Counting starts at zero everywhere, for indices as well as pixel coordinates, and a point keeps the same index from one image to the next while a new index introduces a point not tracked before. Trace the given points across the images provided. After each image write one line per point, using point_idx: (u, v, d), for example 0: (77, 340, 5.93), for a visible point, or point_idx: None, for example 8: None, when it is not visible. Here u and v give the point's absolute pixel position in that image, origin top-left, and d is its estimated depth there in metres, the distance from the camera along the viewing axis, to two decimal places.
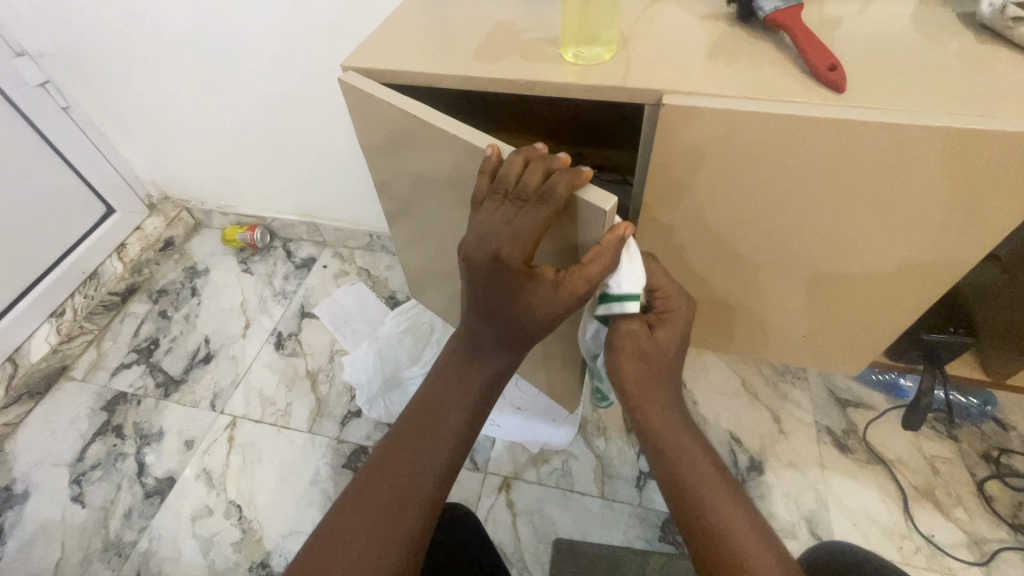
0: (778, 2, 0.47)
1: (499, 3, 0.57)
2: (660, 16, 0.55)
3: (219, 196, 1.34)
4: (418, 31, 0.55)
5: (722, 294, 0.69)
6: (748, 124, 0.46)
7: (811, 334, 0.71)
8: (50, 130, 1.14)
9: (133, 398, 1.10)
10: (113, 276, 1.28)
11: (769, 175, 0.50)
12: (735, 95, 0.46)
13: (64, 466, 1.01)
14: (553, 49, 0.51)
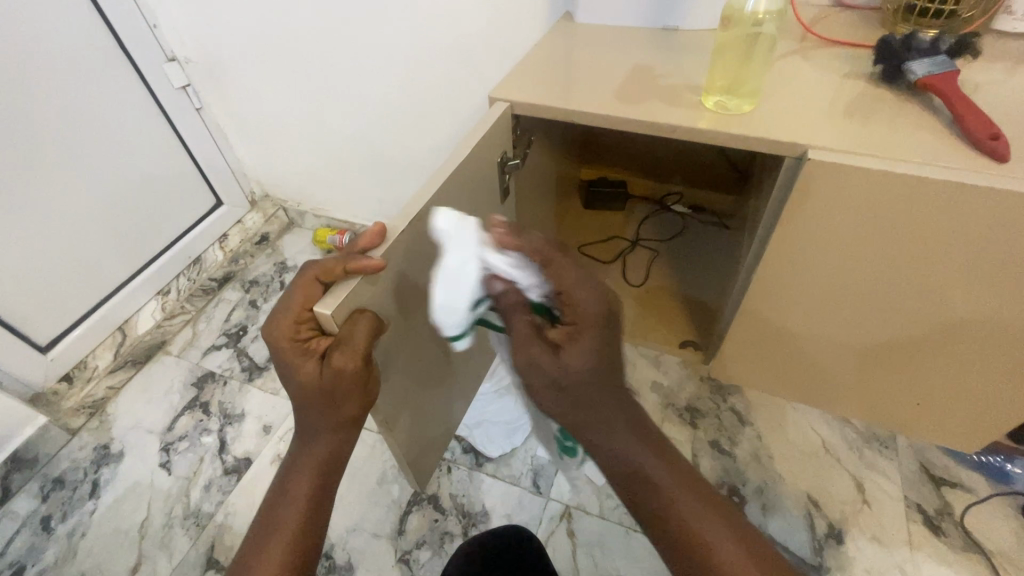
0: (931, 66, 0.47)
1: (633, 49, 0.60)
2: (797, 68, 0.56)
3: (315, 199, 1.43)
4: (557, 67, 0.59)
5: (820, 353, 0.67)
6: (894, 186, 0.45)
7: (909, 400, 0.69)
8: (183, 127, 1.26)
9: (220, 379, 1.17)
10: (214, 264, 1.40)
11: (913, 238, 0.48)
12: (887, 155, 0.45)
13: (155, 433, 1.09)
14: (688, 96, 0.52)
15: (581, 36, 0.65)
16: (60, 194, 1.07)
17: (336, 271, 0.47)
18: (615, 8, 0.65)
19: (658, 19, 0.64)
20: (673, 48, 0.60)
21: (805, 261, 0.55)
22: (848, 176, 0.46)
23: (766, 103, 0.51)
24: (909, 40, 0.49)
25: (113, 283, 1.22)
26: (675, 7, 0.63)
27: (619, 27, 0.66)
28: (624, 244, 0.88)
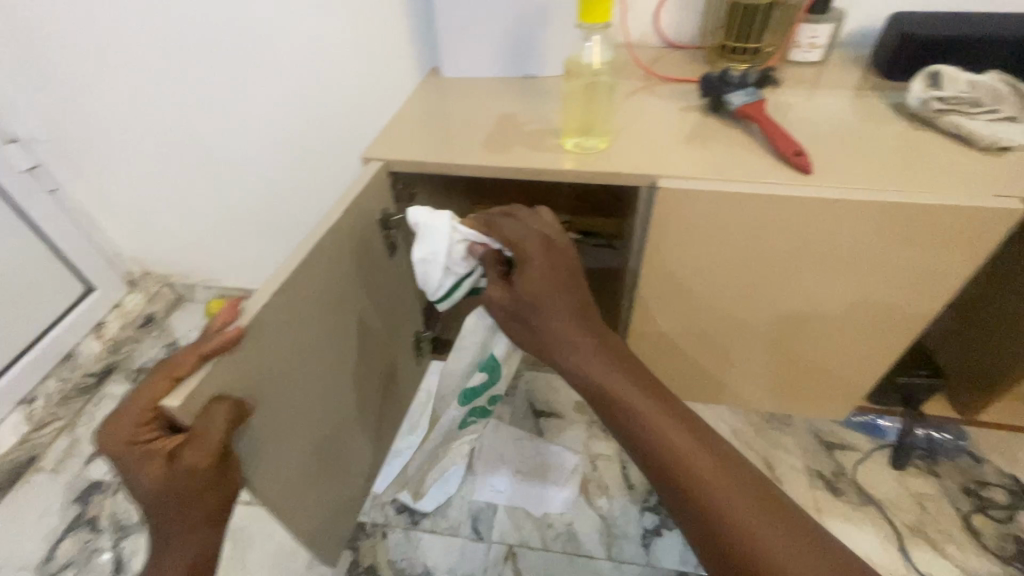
0: (744, 97, 0.55)
1: (497, 98, 0.64)
2: (642, 105, 0.62)
3: (203, 270, 1.34)
4: (428, 121, 0.61)
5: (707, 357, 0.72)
6: (729, 203, 0.52)
7: (788, 385, 0.75)
8: (35, 211, 1.13)
9: (108, 487, 1.04)
10: (91, 357, 1.25)
11: (754, 242, 0.54)
12: (718, 179, 0.52)
13: (30, 568, 0.94)
14: (550, 139, 0.57)
15: (448, 91, 0.69)
16: None
17: (188, 364, 0.41)
18: (476, 62, 0.70)
19: (517, 69, 0.70)
20: (534, 95, 0.65)
21: (674, 277, 0.61)
22: (693, 198, 0.52)
23: (617, 140, 0.56)
24: (724, 76, 0.57)
25: None
26: (531, 58, 0.68)
27: (484, 80, 0.70)
28: None
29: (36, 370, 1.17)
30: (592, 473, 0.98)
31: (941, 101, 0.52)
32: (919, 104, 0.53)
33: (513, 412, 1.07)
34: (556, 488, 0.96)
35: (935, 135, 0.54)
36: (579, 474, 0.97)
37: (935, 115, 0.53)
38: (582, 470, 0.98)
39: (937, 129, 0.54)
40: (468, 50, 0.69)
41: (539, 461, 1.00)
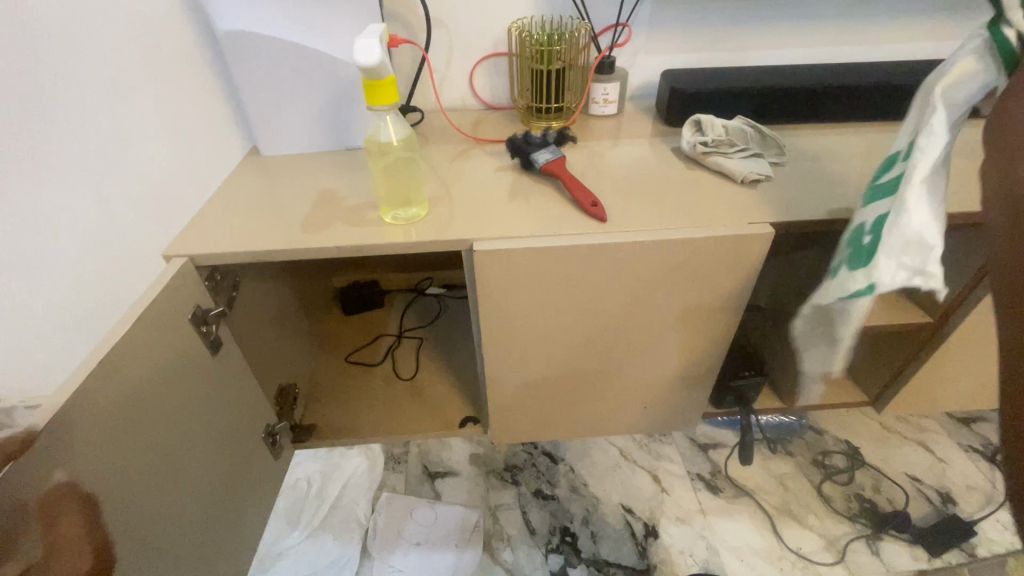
0: (547, 155, 0.61)
1: (319, 177, 0.64)
2: (463, 170, 0.66)
3: None
4: (245, 208, 0.59)
5: (567, 397, 0.73)
6: (545, 258, 0.54)
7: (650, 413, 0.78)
8: None
9: None
10: None
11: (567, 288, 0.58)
12: (529, 236, 0.55)
13: None
14: (372, 215, 0.57)
15: (269, 173, 0.67)
16: None
17: None
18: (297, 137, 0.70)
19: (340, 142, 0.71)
20: (357, 169, 0.66)
21: (515, 328, 0.62)
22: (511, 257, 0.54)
23: (436, 208, 0.59)
24: (527, 138, 0.62)
25: None
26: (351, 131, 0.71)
27: (308, 158, 0.70)
28: (390, 342, 0.90)
29: None
30: (493, 526, 0.96)
31: (703, 143, 0.64)
32: (690, 146, 0.64)
33: (406, 480, 1.03)
34: (460, 552, 0.92)
35: (707, 174, 0.63)
36: (481, 531, 0.95)
37: (702, 154, 0.63)
38: (483, 526, 0.96)
39: (706, 166, 0.64)
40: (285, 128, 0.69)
41: (439, 527, 0.96)
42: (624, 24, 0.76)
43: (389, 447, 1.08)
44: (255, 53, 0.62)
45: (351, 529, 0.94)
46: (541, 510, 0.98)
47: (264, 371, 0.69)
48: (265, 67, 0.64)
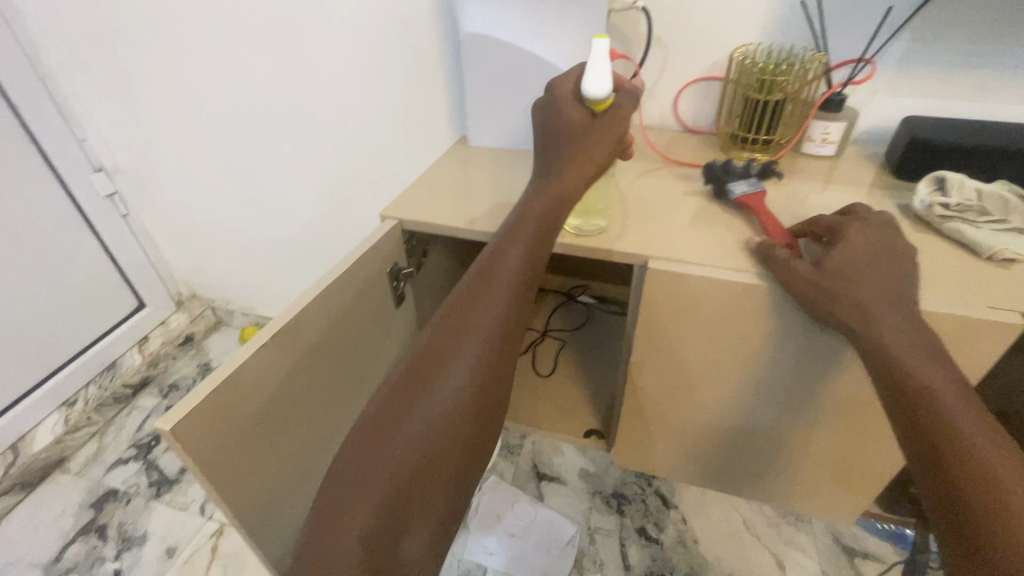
0: (745, 187, 0.58)
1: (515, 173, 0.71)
2: (650, 187, 0.66)
3: (243, 298, 1.44)
4: (449, 189, 0.68)
5: (691, 442, 0.69)
6: (718, 292, 0.52)
7: (776, 487, 0.71)
8: (108, 232, 1.27)
9: (122, 496, 1.08)
10: (130, 368, 1.33)
11: (738, 332, 0.55)
12: (711, 266, 0.53)
13: (39, 566, 0.98)
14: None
15: (472, 162, 0.75)
16: None
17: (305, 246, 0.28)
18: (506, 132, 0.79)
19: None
20: None
21: (662, 356, 0.61)
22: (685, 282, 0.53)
23: (616, 220, 0.60)
24: (727, 167, 0.60)
25: (12, 397, 1.14)
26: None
27: (507, 154, 0.77)
28: (534, 337, 0.94)
29: (81, 375, 1.25)
30: (588, 547, 0.94)
31: (943, 207, 0.54)
32: (923, 208, 0.55)
33: (515, 471, 1.06)
34: (549, 559, 0.92)
35: (940, 241, 0.54)
36: (574, 547, 0.94)
37: (938, 219, 0.54)
38: (579, 543, 0.95)
39: (940, 233, 0.55)
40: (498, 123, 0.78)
41: (536, 528, 0.97)
42: (869, 59, 0.68)
43: (507, 435, 1.13)
44: (489, 56, 0.70)
45: None
46: (641, 550, 0.93)
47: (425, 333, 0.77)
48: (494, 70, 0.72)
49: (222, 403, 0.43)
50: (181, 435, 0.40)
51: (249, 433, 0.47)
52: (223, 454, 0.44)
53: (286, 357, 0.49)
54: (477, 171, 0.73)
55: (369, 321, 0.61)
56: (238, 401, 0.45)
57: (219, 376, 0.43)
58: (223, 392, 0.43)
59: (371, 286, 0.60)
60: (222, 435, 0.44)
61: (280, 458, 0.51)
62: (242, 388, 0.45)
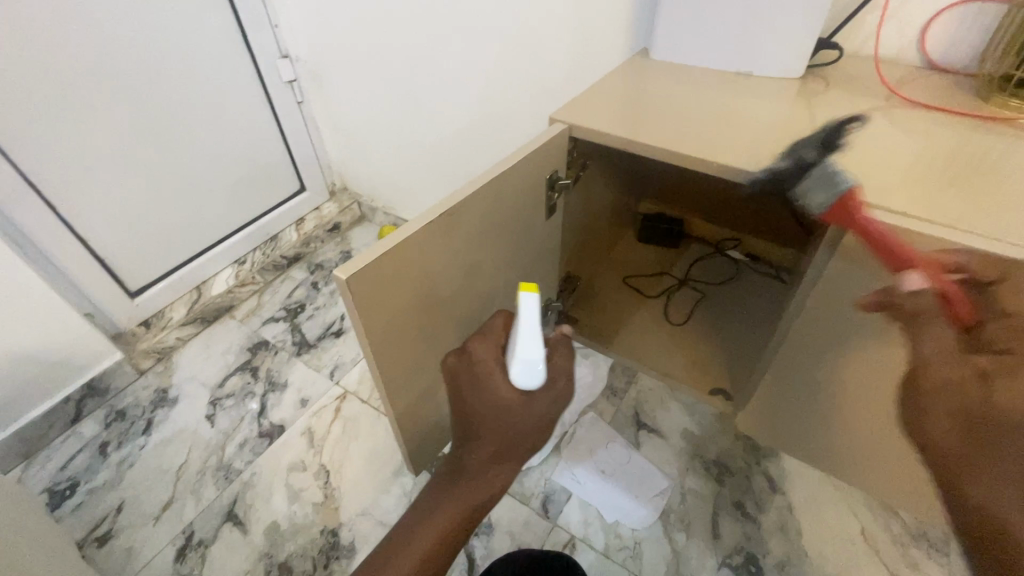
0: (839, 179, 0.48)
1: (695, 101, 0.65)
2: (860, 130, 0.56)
3: (386, 198, 1.54)
4: (621, 106, 0.63)
5: (828, 408, 0.68)
6: (935, 262, 0.48)
7: (901, 473, 0.70)
8: (285, 117, 1.40)
9: (272, 349, 1.26)
10: (288, 243, 1.49)
11: (939, 305, 0.51)
12: (926, 217, 0.49)
13: (208, 387, 1.18)
14: (746, 155, 0.56)
15: (651, 81, 0.69)
16: (172, 160, 1.20)
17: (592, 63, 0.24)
18: (697, 48, 0.71)
19: (735, 65, 0.70)
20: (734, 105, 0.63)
21: (839, 314, 0.58)
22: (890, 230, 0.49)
23: (817, 168, 0.54)
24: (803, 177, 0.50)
25: (200, 247, 1.34)
26: (753, 57, 0.68)
27: (688, 78, 0.70)
28: (670, 283, 0.92)
29: (251, 240, 1.44)
30: (678, 505, 0.92)
31: None
32: None
33: (616, 413, 1.05)
34: (636, 504, 0.92)
35: None
36: (664, 499, 0.92)
37: None
38: (668, 498, 0.93)
39: None
40: (690, 38, 0.70)
41: (627, 470, 0.97)
42: None
43: (613, 378, 1.11)
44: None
45: None
46: (735, 525, 0.88)
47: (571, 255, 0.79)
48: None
49: (390, 263, 0.46)
50: (354, 285, 0.43)
51: (403, 298, 0.50)
52: (379, 312, 0.48)
53: (443, 237, 0.50)
54: (655, 90, 0.68)
55: (520, 225, 0.61)
56: (399, 265, 0.47)
57: (388, 242, 0.46)
58: (393, 254, 0.46)
59: (529, 190, 0.59)
60: (382, 295, 0.47)
61: (417, 331, 0.55)
62: (406, 255, 0.47)
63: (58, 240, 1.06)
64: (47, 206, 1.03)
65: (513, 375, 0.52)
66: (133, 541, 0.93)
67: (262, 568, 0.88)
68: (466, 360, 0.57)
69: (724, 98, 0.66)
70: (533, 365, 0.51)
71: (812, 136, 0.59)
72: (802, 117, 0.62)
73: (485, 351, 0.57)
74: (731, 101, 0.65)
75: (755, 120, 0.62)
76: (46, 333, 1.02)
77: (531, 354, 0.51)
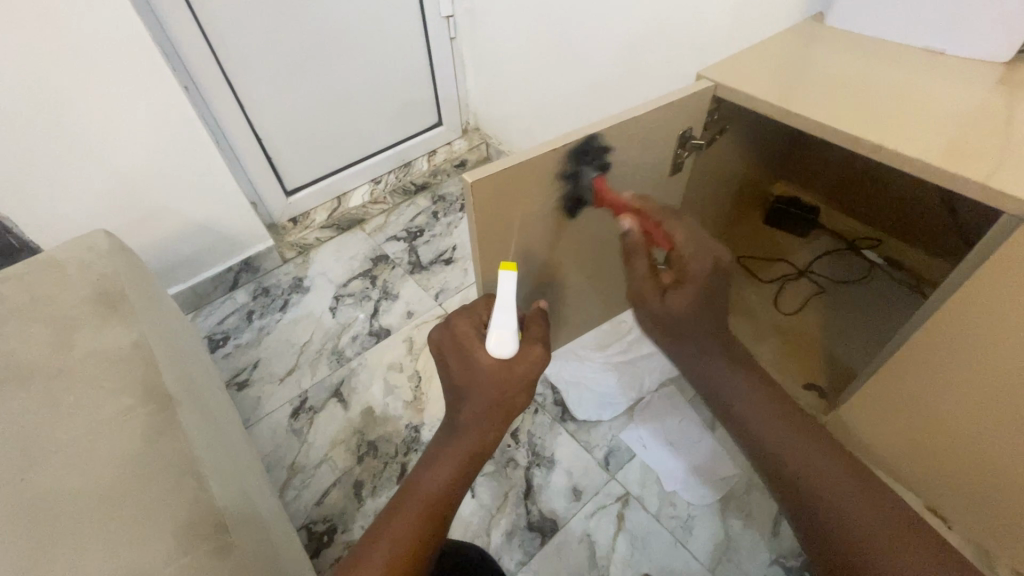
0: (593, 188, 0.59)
1: (863, 78, 0.60)
2: None
3: (514, 143, 1.59)
4: (776, 73, 0.61)
5: (936, 414, 0.65)
6: None
7: (1005, 503, 0.65)
8: (437, 51, 1.48)
9: (391, 263, 1.40)
10: (418, 171, 1.61)
11: None
12: None
13: (334, 284, 1.36)
14: (908, 140, 0.52)
15: (818, 50, 0.65)
16: (336, 78, 1.34)
17: None
18: (886, 16, 0.64)
19: (928, 41, 0.62)
20: (906, 88, 0.58)
21: (979, 318, 0.54)
22: None
23: (991, 161, 0.49)
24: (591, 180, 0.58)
25: (346, 161, 1.50)
26: (954, 34, 0.60)
27: (862, 51, 0.64)
28: (789, 272, 0.91)
29: (388, 163, 1.57)
30: (741, 494, 0.92)
31: None
32: None
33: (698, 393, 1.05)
34: (697, 483, 0.93)
35: None
36: (727, 485, 0.92)
37: None
38: (733, 485, 0.93)
39: None
40: (875, 5, 0.64)
41: (697, 449, 0.97)
42: None
43: None
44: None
45: (633, 385, 1.05)
46: None
47: (694, 222, 0.79)
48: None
49: (508, 176, 0.50)
50: (477, 189, 0.49)
51: (511, 209, 0.54)
52: (489, 222, 0.53)
53: (563, 167, 0.54)
54: (821, 60, 0.63)
55: (640, 177, 0.63)
56: (516, 183, 0.52)
57: (510, 159, 0.50)
58: (514, 170, 0.51)
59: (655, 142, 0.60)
60: (497, 206, 0.53)
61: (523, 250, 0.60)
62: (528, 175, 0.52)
63: (241, 135, 1.25)
64: (238, 103, 1.21)
65: (490, 346, 0.55)
66: (263, 393, 1.13)
67: (354, 441, 1.04)
68: (450, 333, 0.61)
69: (901, 76, 0.60)
70: (506, 338, 0.55)
71: (1002, 131, 0.53)
72: (993, 109, 0.55)
73: (465, 326, 0.61)
74: (908, 80, 0.59)
75: (933, 104, 0.56)
76: (222, 210, 1.23)
77: (504, 327, 0.55)
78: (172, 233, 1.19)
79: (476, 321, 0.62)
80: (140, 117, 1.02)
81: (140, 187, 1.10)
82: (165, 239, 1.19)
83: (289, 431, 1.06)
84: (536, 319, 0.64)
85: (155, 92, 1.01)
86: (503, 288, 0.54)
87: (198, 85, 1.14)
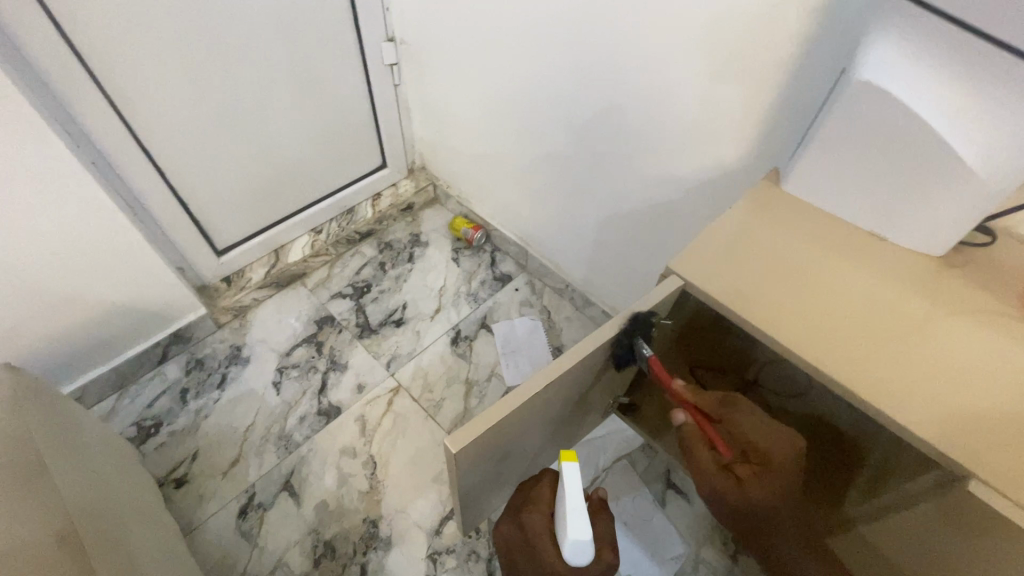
0: (648, 357, 0.60)
1: (805, 255, 0.65)
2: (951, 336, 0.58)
3: (463, 189, 1.55)
4: (731, 253, 0.65)
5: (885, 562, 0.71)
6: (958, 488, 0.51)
7: None
8: (380, 96, 1.40)
9: (337, 325, 1.34)
10: (363, 218, 1.53)
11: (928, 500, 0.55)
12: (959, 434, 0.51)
13: (277, 352, 1.28)
14: (844, 345, 0.57)
15: (770, 225, 0.68)
16: (269, 133, 1.24)
17: None
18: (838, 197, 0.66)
19: (872, 225, 0.66)
20: (840, 271, 0.64)
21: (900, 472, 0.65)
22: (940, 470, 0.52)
23: (909, 372, 0.55)
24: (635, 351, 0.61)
25: (284, 213, 1.40)
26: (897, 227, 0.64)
27: (805, 221, 0.68)
28: None
29: (329, 211, 1.48)
30: (689, 573, 0.99)
31: None
32: None
33: (649, 467, 1.10)
34: (649, 564, 0.99)
35: None
36: (676, 564, 1.00)
37: None
38: (682, 565, 1.00)
39: None
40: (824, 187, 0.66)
41: (648, 529, 1.03)
42: None
43: None
44: (883, 124, 0.56)
45: (589, 465, 1.09)
46: None
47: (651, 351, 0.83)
48: (872, 137, 0.58)
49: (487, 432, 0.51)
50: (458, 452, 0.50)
51: (487, 440, 0.52)
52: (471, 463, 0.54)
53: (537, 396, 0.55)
54: (774, 241, 0.66)
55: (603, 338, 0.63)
56: (496, 431, 0.53)
57: (488, 413, 0.51)
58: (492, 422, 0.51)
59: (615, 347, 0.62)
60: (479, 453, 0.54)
61: (502, 461, 0.62)
62: (506, 418, 0.53)
63: (163, 201, 1.14)
64: (155, 168, 1.09)
65: (564, 549, 0.51)
66: (205, 489, 1.07)
67: (310, 541, 1.00)
68: (521, 532, 0.57)
69: (843, 261, 0.65)
70: (582, 544, 0.49)
71: (917, 329, 0.59)
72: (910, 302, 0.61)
73: (538, 522, 0.56)
74: (843, 262, 0.64)
75: (871, 300, 0.61)
76: (146, 286, 1.12)
77: (580, 534, 0.49)
78: (89, 317, 1.08)
79: (541, 510, 0.57)
80: (41, 207, 0.89)
81: (43, 277, 0.96)
82: (82, 325, 1.07)
83: (237, 534, 1.01)
84: (598, 510, 0.62)
85: (62, 178, 0.89)
86: (570, 480, 0.50)
87: (109, 157, 1.01)
